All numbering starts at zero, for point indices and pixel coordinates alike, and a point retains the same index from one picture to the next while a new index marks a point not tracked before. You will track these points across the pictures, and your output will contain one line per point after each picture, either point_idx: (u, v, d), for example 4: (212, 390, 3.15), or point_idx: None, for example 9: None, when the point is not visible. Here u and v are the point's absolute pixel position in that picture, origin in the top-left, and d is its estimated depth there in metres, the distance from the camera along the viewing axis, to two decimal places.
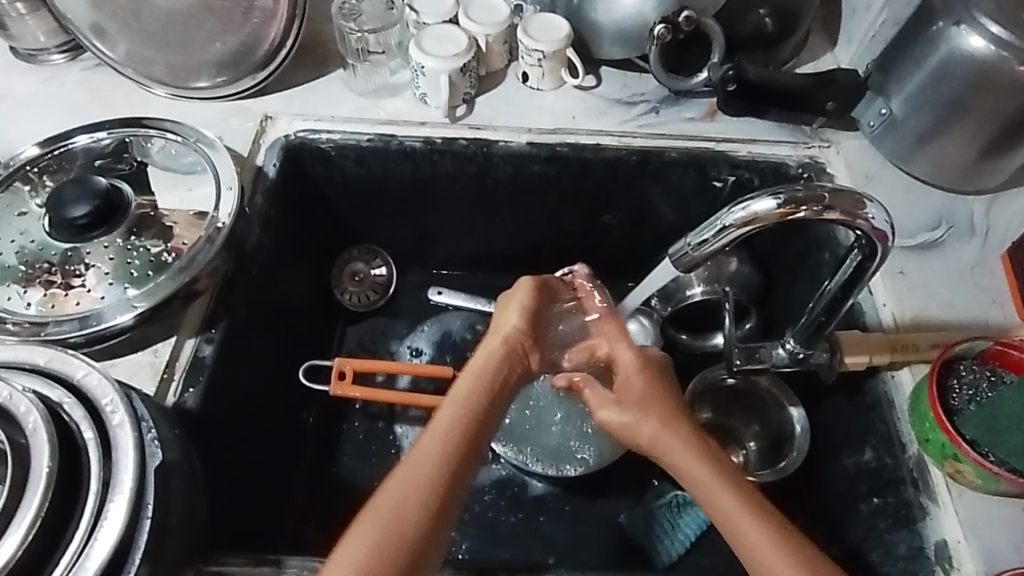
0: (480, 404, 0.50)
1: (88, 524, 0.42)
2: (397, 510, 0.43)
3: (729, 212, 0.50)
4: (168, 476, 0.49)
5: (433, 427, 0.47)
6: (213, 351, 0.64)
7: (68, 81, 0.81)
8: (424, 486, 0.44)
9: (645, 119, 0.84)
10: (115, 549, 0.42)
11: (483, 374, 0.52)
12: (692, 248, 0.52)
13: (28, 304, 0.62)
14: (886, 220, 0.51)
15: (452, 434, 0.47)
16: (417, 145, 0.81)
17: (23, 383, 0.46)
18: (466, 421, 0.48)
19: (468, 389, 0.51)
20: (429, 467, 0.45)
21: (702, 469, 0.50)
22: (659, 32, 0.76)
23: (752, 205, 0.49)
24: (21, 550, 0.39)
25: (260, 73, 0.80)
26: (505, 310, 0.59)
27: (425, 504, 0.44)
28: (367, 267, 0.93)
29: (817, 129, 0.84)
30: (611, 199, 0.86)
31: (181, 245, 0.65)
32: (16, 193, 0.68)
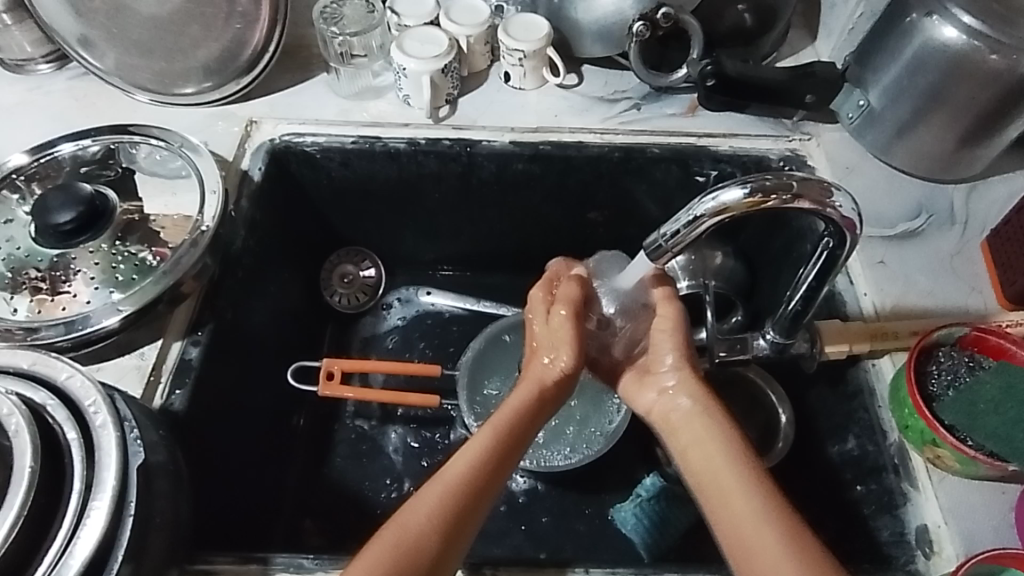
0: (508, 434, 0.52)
1: (71, 523, 0.43)
2: (417, 535, 0.46)
3: (700, 203, 0.50)
4: (152, 477, 0.50)
5: (466, 449, 0.51)
6: (199, 353, 0.64)
7: (55, 90, 0.82)
8: (444, 510, 0.47)
9: (627, 116, 0.85)
10: (99, 546, 0.43)
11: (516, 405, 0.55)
12: (666, 239, 0.52)
13: (16, 311, 0.62)
14: (855, 208, 0.52)
15: (477, 460, 0.50)
16: (401, 146, 0.81)
17: (6, 386, 0.47)
18: (496, 445, 0.51)
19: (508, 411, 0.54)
20: (451, 491, 0.48)
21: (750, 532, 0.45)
22: (639, 29, 0.78)
23: (722, 196, 0.49)
24: (4, 549, 0.40)
25: (244, 78, 0.81)
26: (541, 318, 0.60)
27: (444, 527, 0.47)
28: (356, 269, 0.94)
29: (798, 122, 0.84)
30: (596, 195, 0.87)
31: (167, 248, 0.66)
32: (4, 201, 0.69)
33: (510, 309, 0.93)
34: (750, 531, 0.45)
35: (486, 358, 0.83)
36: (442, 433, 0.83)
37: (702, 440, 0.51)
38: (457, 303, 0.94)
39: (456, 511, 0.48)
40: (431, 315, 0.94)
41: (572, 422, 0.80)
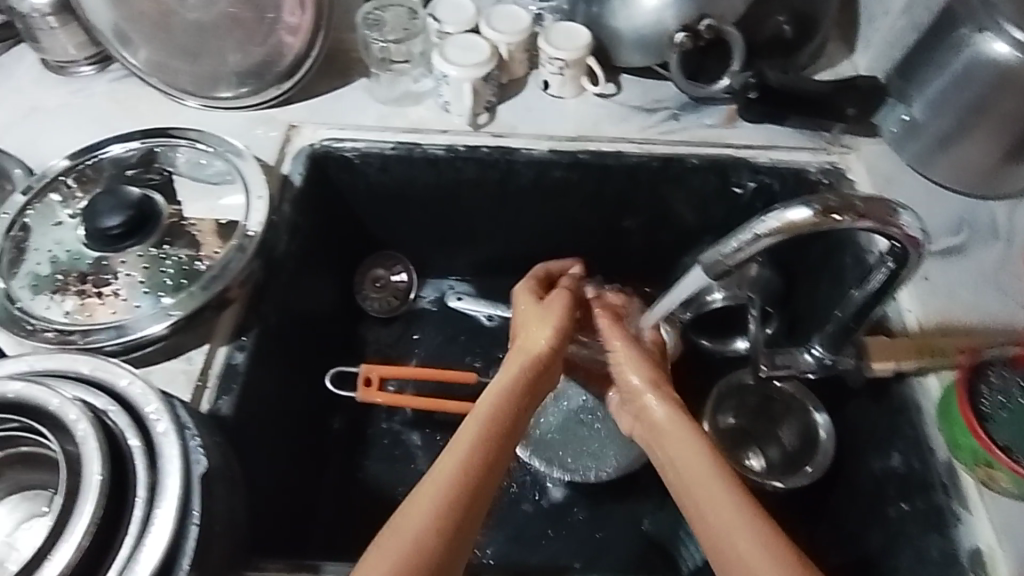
0: (500, 425, 0.55)
1: (137, 532, 0.43)
2: (419, 534, 0.47)
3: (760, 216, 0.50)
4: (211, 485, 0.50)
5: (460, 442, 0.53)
6: (245, 359, 0.64)
7: (97, 93, 0.82)
8: (446, 509, 0.48)
9: (666, 126, 0.84)
10: (165, 554, 0.43)
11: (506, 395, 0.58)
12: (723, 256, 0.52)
13: (66, 314, 0.63)
14: (919, 227, 0.52)
15: (469, 459, 0.52)
16: (440, 152, 0.82)
17: (68, 391, 0.47)
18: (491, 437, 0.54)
19: (497, 402, 0.57)
20: (454, 486, 0.49)
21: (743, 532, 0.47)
22: (681, 39, 0.79)
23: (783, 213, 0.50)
24: (77, 557, 0.40)
25: (285, 82, 0.81)
26: (531, 323, 0.66)
27: (445, 529, 0.47)
28: (388, 273, 0.95)
29: (837, 135, 0.84)
30: (631, 203, 0.87)
31: (204, 253, 0.66)
32: (48, 203, 0.69)
33: None
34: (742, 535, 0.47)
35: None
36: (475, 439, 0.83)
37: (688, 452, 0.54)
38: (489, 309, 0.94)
39: (461, 501, 0.49)
40: (461, 321, 0.95)
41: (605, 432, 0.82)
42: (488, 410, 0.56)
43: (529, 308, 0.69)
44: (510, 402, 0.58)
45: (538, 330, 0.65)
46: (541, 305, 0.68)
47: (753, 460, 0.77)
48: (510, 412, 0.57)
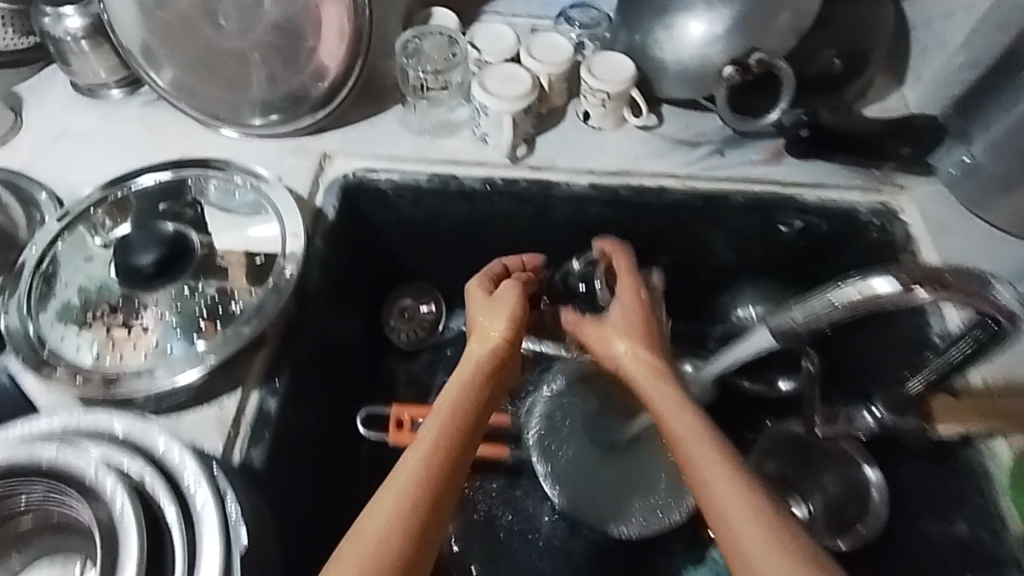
0: (461, 424, 0.57)
1: None
2: (385, 538, 0.48)
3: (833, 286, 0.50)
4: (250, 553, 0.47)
5: (413, 454, 0.53)
6: (277, 404, 0.61)
7: (128, 118, 0.80)
8: (405, 510, 0.50)
9: (709, 162, 0.82)
10: None
11: (464, 394, 0.59)
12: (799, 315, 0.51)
13: (93, 357, 0.60)
14: (1018, 299, 0.48)
15: (426, 463, 0.53)
16: (476, 186, 0.79)
17: (101, 454, 0.45)
18: (448, 440, 0.55)
19: (452, 407, 0.58)
20: (409, 499, 0.50)
21: (727, 492, 0.50)
22: (729, 73, 0.76)
23: (858, 285, 0.49)
24: None
25: (319, 112, 0.78)
26: (484, 318, 0.66)
27: (408, 530, 0.49)
28: (416, 303, 0.92)
29: (887, 173, 0.81)
30: (670, 240, 0.84)
31: (231, 290, 0.64)
32: (78, 235, 0.67)
33: None
34: (728, 491, 0.50)
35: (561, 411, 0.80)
36: (509, 484, 0.83)
37: (672, 408, 0.57)
38: None
39: (424, 500, 0.51)
40: None
41: (641, 482, 0.78)
42: (442, 419, 0.57)
43: (477, 299, 0.68)
44: (466, 401, 0.59)
45: (493, 322, 0.65)
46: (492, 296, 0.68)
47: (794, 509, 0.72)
48: (470, 408, 0.58)
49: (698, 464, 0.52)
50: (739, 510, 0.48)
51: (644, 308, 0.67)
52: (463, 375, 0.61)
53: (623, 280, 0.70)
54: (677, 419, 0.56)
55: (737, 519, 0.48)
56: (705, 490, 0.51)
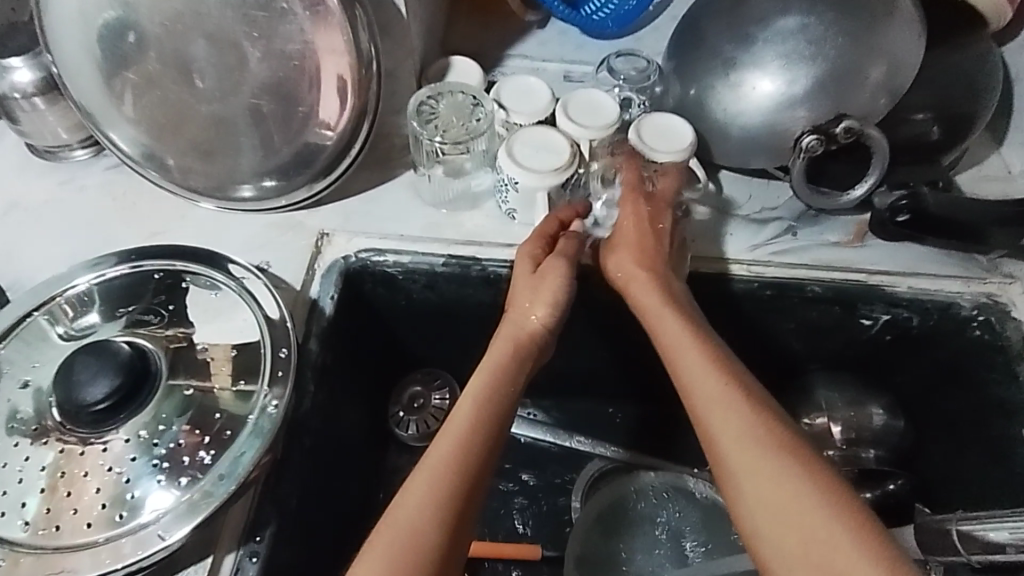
0: (492, 400, 0.53)
1: None
2: (412, 531, 0.46)
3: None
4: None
5: (444, 432, 0.50)
6: (257, 570, 0.50)
7: (90, 186, 0.68)
8: (432, 501, 0.47)
9: (779, 244, 0.69)
10: None
11: (494, 366, 0.55)
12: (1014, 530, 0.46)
13: (25, 524, 0.48)
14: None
15: (455, 450, 0.49)
16: (503, 271, 0.66)
17: None
18: (478, 414, 0.52)
19: (483, 377, 0.54)
20: (436, 490, 0.47)
21: (755, 458, 0.47)
22: (810, 143, 0.63)
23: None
24: None
25: (318, 183, 0.65)
26: (513, 293, 0.61)
27: (440, 524, 0.46)
28: (428, 392, 0.78)
29: (994, 261, 0.68)
30: (731, 329, 0.71)
31: (212, 388, 0.53)
32: (17, 346, 0.55)
33: (608, 448, 0.77)
34: (755, 457, 0.47)
35: (591, 526, 0.70)
36: None
37: (695, 368, 0.53)
38: (548, 437, 0.78)
39: (457, 490, 0.48)
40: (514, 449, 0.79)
41: None
42: (472, 397, 0.53)
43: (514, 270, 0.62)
44: (496, 371, 0.55)
45: (522, 299, 0.60)
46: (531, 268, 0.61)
47: None
48: (502, 384, 0.54)
49: (721, 427, 0.49)
50: (757, 453, 0.47)
51: (655, 244, 0.62)
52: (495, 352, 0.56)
53: (636, 213, 0.63)
54: (697, 375, 0.52)
55: (765, 486, 0.46)
56: (731, 452, 0.48)
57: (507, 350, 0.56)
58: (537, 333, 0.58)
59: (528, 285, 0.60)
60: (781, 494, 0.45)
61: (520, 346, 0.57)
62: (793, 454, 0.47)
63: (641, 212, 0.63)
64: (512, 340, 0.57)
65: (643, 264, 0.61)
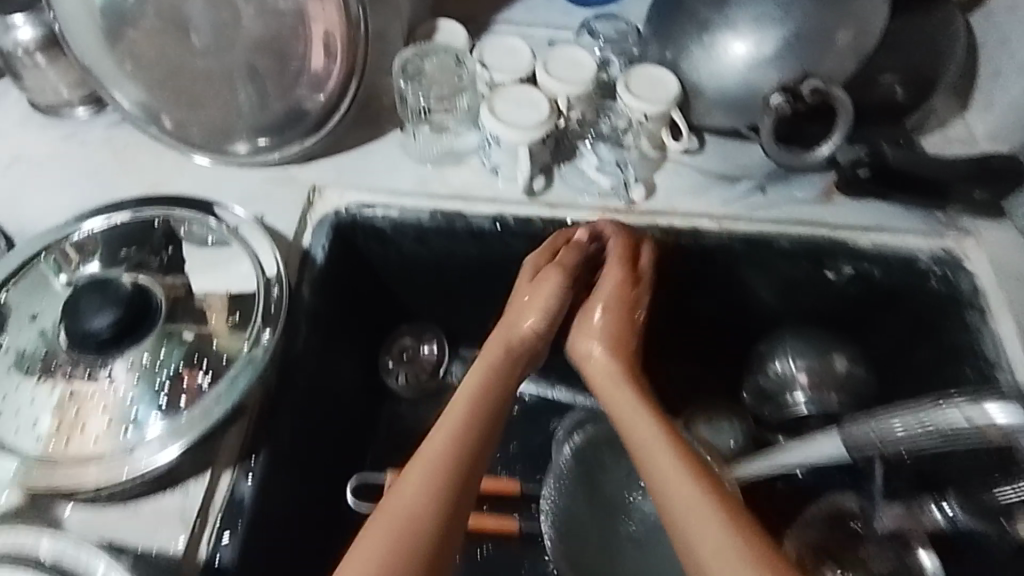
0: (484, 407, 0.56)
1: None
2: (414, 515, 0.47)
3: (933, 410, 0.46)
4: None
5: (444, 435, 0.53)
6: (253, 488, 0.54)
7: (92, 141, 0.71)
8: (431, 489, 0.49)
9: (752, 200, 0.72)
10: None
11: (485, 378, 0.59)
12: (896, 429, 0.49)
13: (38, 438, 0.52)
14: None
15: (454, 441, 0.52)
16: (486, 226, 0.70)
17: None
18: (473, 414, 0.55)
19: (476, 391, 0.58)
20: (438, 477, 0.50)
21: (715, 535, 0.46)
22: (777, 102, 0.66)
23: (967, 410, 0.45)
24: None
25: (309, 138, 0.69)
26: (517, 300, 0.66)
27: (441, 508, 0.48)
28: (417, 344, 0.83)
29: (953, 217, 0.71)
30: (704, 284, 0.74)
31: (209, 334, 0.57)
32: (31, 283, 0.59)
33: (588, 398, 0.82)
34: (713, 538, 0.46)
35: (578, 472, 0.75)
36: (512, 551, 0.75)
37: (657, 451, 0.54)
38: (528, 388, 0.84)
39: (453, 478, 0.50)
40: None
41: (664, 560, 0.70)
42: (468, 403, 0.56)
43: (523, 270, 0.67)
44: (489, 389, 0.58)
45: (526, 312, 0.65)
46: (537, 268, 0.66)
47: None
48: (495, 399, 0.58)
49: (682, 501, 0.49)
50: (712, 522, 0.47)
51: (631, 321, 0.66)
52: (491, 354, 0.62)
53: (624, 270, 0.66)
54: (660, 455, 0.53)
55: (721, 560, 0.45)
56: (688, 530, 0.48)
57: (499, 359, 0.62)
58: (524, 356, 0.64)
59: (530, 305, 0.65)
60: (715, 538, 0.46)
61: (513, 360, 0.62)
62: (741, 516, 0.48)
63: (630, 271, 0.66)
64: (503, 359, 0.62)
65: (617, 323, 0.66)
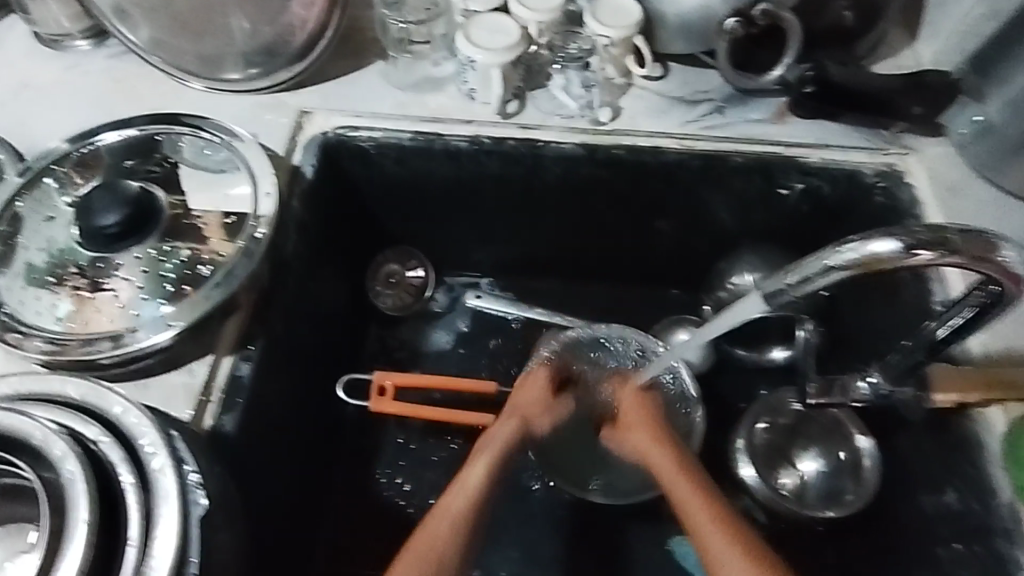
0: (492, 467, 0.61)
1: (137, 559, 0.42)
2: (436, 554, 0.53)
3: (833, 248, 0.46)
4: (213, 531, 0.47)
5: (466, 478, 0.60)
6: (251, 370, 0.60)
7: (93, 70, 0.76)
8: (452, 532, 0.55)
9: (710, 120, 0.77)
10: (178, 552, 0.43)
11: (498, 439, 0.64)
12: (791, 279, 0.49)
13: (57, 321, 0.58)
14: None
15: (471, 496, 0.58)
16: (463, 145, 0.75)
17: (44, 415, 0.46)
18: (487, 469, 0.61)
19: (488, 449, 0.63)
20: (457, 519, 0.56)
21: (729, 549, 0.52)
22: (732, 26, 0.71)
23: (862, 246, 0.45)
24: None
25: (296, 65, 0.75)
26: (525, 379, 0.74)
27: (457, 543, 0.55)
28: (403, 269, 0.89)
29: (897, 134, 0.77)
30: (667, 204, 0.80)
31: (204, 252, 0.62)
32: (44, 192, 0.65)
33: (563, 317, 0.88)
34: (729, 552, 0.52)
35: None
36: None
37: (678, 484, 0.60)
38: (508, 309, 0.89)
39: (468, 522, 0.56)
40: (479, 320, 0.90)
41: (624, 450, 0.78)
42: (481, 458, 0.62)
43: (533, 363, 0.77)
44: (500, 448, 0.63)
45: (534, 393, 0.72)
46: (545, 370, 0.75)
47: (785, 477, 0.75)
48: (503, 452, 0.63)
49: (697, 526, 0.55)
50: (726, 539, 0.53)
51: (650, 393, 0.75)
52: (504, 425, 0.67)
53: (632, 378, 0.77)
54: (678, 488, 0.59)
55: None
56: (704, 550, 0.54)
57: (512, 425, 0.67)
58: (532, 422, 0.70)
59: (533, 393, 0.72)
60: (733, 554, 0.52)
61: (521, 424, 0.67)
62: (746, 538, 0.53)
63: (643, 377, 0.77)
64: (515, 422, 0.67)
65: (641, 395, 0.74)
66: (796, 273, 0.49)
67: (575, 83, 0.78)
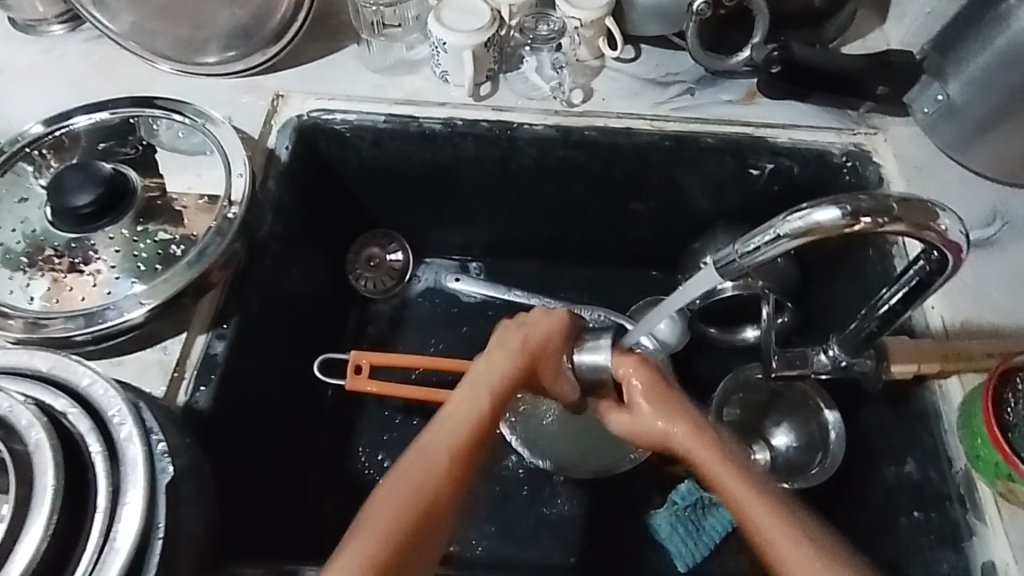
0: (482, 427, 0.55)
1: (104, 525, 0.43)
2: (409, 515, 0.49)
3: (780, 218, 0.48)
4: (180, 501, 0.49)
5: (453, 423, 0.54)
6: (225, 348, 0.61)
7: (70, 54, 0.77)
8: (432, 491, 0.50)
9: (680, 101, 0.78)
10: (144, 518, 0.44)
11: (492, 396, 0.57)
12: (740, 253, 0.51)
13: (32, 301, 0.59)
14: (962, 232, 0.48)
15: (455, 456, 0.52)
16: (437, 127, 0.76)
17: (13, 388, 0.47)
18: (473, 426, 0.54)
19: (478, 408, 0.56)
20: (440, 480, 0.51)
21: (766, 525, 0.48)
22: (698, 8, 0.72)
23: (806, 215, 0.47)
24: (44, 544, 0.40)
25: (271, 47, 0.75)
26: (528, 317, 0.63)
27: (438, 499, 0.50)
28: (383, 252, 0.90)
29: (864, 114, 0.78)
30: (640, 186, 0.81)
31: (188, 233, 0.63)
32: (19, 174, 0.65)
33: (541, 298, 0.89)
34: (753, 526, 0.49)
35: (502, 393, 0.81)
36: None
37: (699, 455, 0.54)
38: (489, 292, 0.90)
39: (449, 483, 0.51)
40: (457, 302, 0.91)
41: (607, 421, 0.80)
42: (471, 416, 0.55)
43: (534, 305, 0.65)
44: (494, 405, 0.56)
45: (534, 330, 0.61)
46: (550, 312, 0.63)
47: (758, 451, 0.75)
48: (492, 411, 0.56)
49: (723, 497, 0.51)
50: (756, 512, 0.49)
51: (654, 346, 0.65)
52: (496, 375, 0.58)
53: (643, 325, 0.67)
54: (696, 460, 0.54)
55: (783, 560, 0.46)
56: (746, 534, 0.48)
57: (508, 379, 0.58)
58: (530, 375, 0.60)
59: (542, 329, 0.61)
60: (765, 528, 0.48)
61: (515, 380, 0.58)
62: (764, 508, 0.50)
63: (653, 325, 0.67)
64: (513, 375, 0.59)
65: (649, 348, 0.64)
66: (747, 243, 0.51)
67: (546, 65, 0.79)
